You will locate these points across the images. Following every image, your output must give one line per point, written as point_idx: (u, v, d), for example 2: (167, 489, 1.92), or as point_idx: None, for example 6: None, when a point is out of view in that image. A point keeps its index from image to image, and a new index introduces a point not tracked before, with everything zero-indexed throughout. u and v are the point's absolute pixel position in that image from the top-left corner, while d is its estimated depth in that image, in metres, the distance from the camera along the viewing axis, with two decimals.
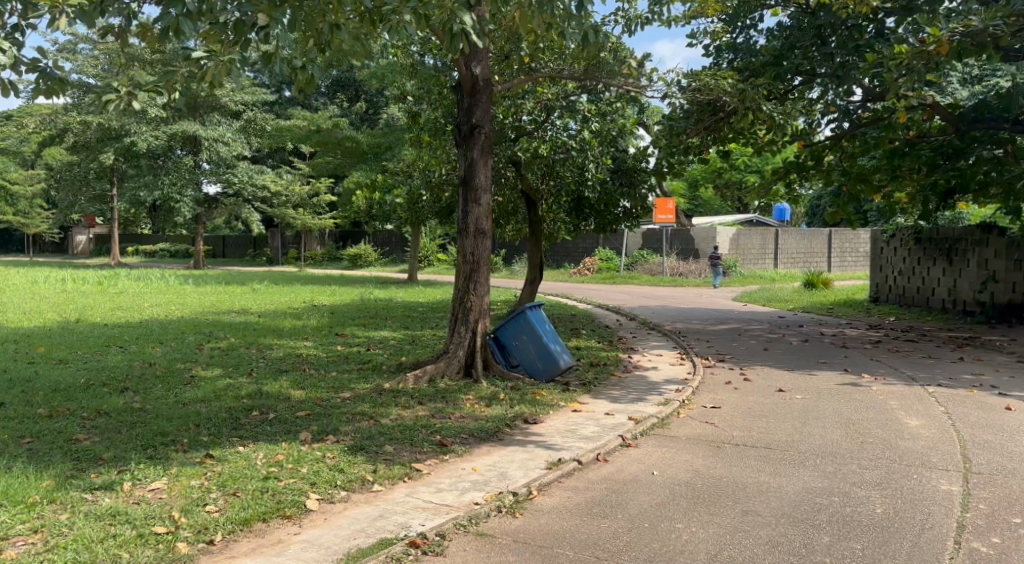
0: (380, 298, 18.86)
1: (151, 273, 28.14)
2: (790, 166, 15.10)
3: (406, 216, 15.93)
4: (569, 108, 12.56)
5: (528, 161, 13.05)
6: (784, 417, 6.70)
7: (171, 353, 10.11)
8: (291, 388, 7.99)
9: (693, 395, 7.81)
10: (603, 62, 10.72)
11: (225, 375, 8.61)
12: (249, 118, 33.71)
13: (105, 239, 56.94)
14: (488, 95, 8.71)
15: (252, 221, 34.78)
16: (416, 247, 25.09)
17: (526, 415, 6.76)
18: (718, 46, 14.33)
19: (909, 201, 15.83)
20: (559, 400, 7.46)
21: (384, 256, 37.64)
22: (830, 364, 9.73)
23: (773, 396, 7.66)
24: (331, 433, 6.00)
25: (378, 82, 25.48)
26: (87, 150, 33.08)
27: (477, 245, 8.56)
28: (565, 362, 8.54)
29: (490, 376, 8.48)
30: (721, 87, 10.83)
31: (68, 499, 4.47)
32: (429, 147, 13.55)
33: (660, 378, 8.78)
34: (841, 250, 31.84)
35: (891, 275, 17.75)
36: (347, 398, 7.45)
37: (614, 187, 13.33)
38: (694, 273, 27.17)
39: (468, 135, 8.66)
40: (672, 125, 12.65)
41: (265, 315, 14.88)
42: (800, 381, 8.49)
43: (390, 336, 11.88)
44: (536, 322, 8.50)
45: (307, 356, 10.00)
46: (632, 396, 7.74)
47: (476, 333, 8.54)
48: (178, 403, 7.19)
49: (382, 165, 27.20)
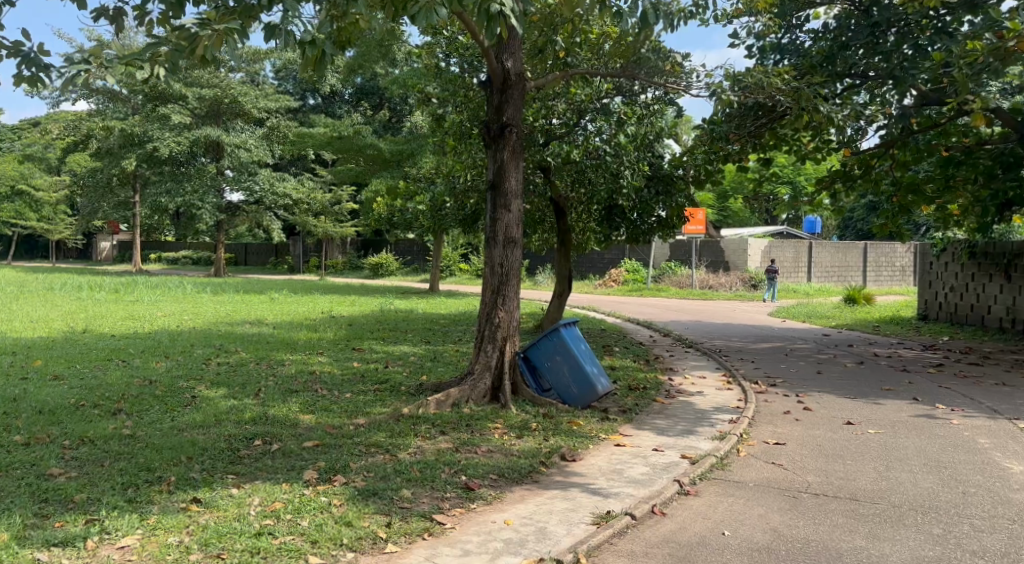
0: (400, 309, 18.13)
1: (170, 281, 27.58)
2: (835, 174, 14.07)
3: (429, 224, 15.23)
4: (603, 110, 11.75)
5: (559, 166, 12.22)
6: (861, 457, 5.93)
7: (175, 369, 9.41)
8: (300, 412, 7.18)
9: (750, 428, 6.95)
10: (642, 56, 9.94)
11: (230, 396, 7.82)
12: (273, 125, 33.37)
13: (128, 245, 56.94)
14: (519, 91, 7.91)
15: (273, 229, 34.41)
16: (438, 257, 24.33)
17: (563, 450, 5.91)
18: (761, 47, 13.35)
19: (964, 214, 14.69)
20: (598, 432, 6.62)
21: (405, 266, 37.04)
22: (897, 391, 8.82)
23: (842, 431, 6.86)
24: (341, 471, 5.20)
25: (402, 88, 24.91)
26: (109, 156, 32.81)
27: (506, 255, 7.76)
28: (603, 388, 7.66)
29: (519, 401, 7.63)
30: (774, 84, 9.96)
31: (18, 560, 3.70)
32: (453, 152, 12.72)
33: (709, 406, 7.90)
34: (877, 264, 30.77)
35: (943, 292, 16.76)
36: (361, 425, 6.64)
37: (649, 196, 12.50)
38: (725, 285, 26.16)
39: (498, 134, 7.84)
40: (714, 129, 11.81)
41: (282, 326, 14.18)
42: (868, 413, 7.64)
43: (411, 352, 11.08)
44: (571, 342, 7.60)
45: (320, 374, 9.21)
46: (679, 427, 6.88)
47: (504, 353, 7.70)
48: (173, 430, 6.42)
49: (405, 173, 26.53)
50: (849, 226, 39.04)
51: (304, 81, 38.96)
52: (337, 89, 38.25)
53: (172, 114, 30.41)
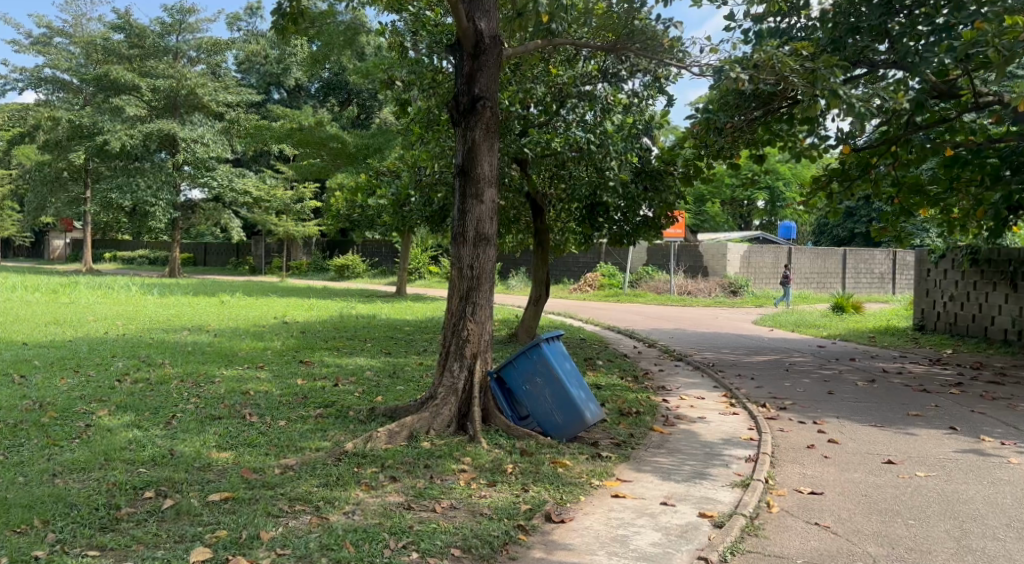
0: (361, 314, 16.66)
1: (118, 280, 25.79)
2: (833, 173, 12.76)
3: (391, 220, 13.80)
4: (585, 97, 10.53)
5: (537, 159, 10.85)
6: (926, 514, 4.70)
7: (82, 388, 7.89)
8: (215, 449, 5.75)
9: (772, 469, 5.69)
10: (635, 29, 8.77)
11: (134, 425, 6.37)
12: (233, 118, 31.63)
13: (83, 243, 54.73)
14: (495, 58, 6.54)
15: (232, 227, 32.70)
16: (406, 257, 22.88)
17: (549, 505, 4.61)
18: (758, 31, 11.93)
19: (966, 219, 13.61)
20: (590, 475, 5.31)
21: (372, 268, 35.52)
22: (927, 418, 7.59)
23: (886, 474, 5.60)
24: (246, 545, 3.93)
25: (369, 80, 23.54)
26: (57, 149, 30.77)
27: (477, 255, 6.44)
28: (592, 416, 6.24)
29: (491, 432, 6.28)
30: (786, 63, 8.57)
31: None
32: (419, 141, 11.27)
33: (716, 438, 6.61)
34: (856, 270, 29.94)
35: (941, 301, 15.69)
36: (290, 469, 5.22)
37: (636, 191, 10.97)
38: (704, 291, 25.00)
39: (468, 110, 6.49)
40: (710, 118, 10.09)
41: (224, 334, 12.69)
42: (906, 446, 6.42)
43: (367, 365, 9.65)
44: (555, 360, 6.16)
45: (256, 393, 7.79)
46: (687, 470, 5.57)
47: (474, 374, 6.35)
48: (41, 475, 5.02)
49: (370, 168, 25.10)
50: (824, 231, 38.47)
51: (269, 74, 37.31)
52: (302, 81, 36.63)
53: (125, 106, 28.50)
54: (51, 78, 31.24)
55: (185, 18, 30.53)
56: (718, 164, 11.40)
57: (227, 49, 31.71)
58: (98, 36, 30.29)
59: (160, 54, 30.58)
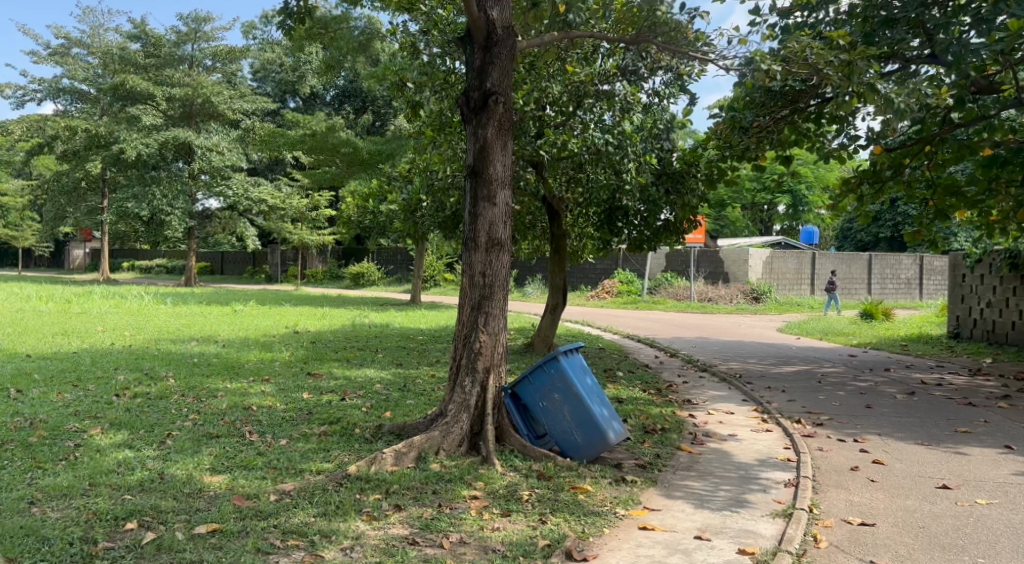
0: (375, 322, 16.24)
1: (131, 290, 25.53)
2: (863, 174, 11.97)
3: (404, 227, 13.37)
4: (603, 96, 10.08)
5: (553, 161, 10.42)
6: (994, 549, 4.18)
7: (76, 404, 7.46)
8: (208, 472, 5.32)
9: (816, 495, 5.17)
10: (657, 22, 8.28)
11: (125, 446, 5.96)
12: (249, 126, 31.49)
13: (101, 254, 54.93)
14: (509, 51, 6.10)
15: (247, 236, 32.45)
16: (421, 265, 22.44)
17: (569, 539, 4.15)
18: (784, 26, 11.40)
19: (1005, 222, 12.96)
20: (615, 503, 4.82)
21: (388, 275, 35.18)
22: (977, 436, 7.02)
23: (942, 500, 5.07)
24: None
25: (383, 85, 23.21)
26: (75, 159, 30.66)
27: (490, 261, 5.99)
28: (616, 436, 5.73)
29: (505, 452, 5.81)
30: (818, 56, 8.06)
31: None
32: (431, 144, 10.83)
33: (750, 458, 6.10)
34: (882, 275, 29.24)
35: (977, 307, 15.04)
36: (286, 495, 4.78)
37: (658, 193, 10.42)
38: (725, 298, 24.42)
39: (480, 106, 6.05)
40: (735, 117, 9.70)
41: (232, 344, 12.29)
42: (959, 468, 5.88)
43: (377, 378, 9.20)
44: (573, 375, 5.68)
45: (258, 409, 7.36)
46: (722, 495, 5.08)
47: (487, 389, 5.90)
48: (17, 503, 4.61)
49: (384, 175, 24.72)
50: (847, 236, 37.72)
51: (284, 81, 37.18)
52: (318, 89, 36.44)
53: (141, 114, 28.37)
54: (69, 89, 31.18)
55: (201, 27, 30.42)
56: (743, 164, 10.81)
57: (242, 58, 31.59)
58: (116, 46, 30.21)
59: (176, 62, 30.44)
